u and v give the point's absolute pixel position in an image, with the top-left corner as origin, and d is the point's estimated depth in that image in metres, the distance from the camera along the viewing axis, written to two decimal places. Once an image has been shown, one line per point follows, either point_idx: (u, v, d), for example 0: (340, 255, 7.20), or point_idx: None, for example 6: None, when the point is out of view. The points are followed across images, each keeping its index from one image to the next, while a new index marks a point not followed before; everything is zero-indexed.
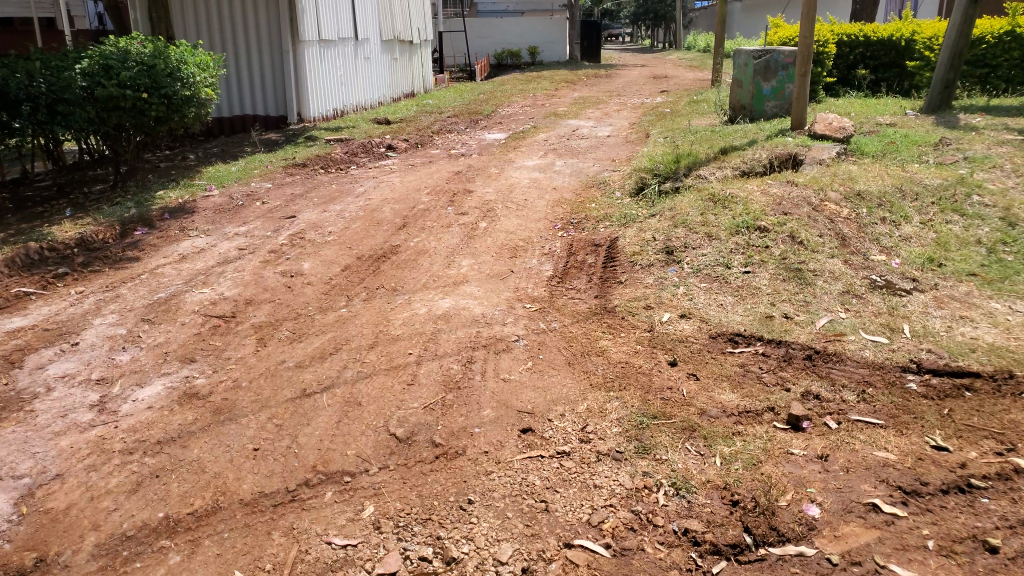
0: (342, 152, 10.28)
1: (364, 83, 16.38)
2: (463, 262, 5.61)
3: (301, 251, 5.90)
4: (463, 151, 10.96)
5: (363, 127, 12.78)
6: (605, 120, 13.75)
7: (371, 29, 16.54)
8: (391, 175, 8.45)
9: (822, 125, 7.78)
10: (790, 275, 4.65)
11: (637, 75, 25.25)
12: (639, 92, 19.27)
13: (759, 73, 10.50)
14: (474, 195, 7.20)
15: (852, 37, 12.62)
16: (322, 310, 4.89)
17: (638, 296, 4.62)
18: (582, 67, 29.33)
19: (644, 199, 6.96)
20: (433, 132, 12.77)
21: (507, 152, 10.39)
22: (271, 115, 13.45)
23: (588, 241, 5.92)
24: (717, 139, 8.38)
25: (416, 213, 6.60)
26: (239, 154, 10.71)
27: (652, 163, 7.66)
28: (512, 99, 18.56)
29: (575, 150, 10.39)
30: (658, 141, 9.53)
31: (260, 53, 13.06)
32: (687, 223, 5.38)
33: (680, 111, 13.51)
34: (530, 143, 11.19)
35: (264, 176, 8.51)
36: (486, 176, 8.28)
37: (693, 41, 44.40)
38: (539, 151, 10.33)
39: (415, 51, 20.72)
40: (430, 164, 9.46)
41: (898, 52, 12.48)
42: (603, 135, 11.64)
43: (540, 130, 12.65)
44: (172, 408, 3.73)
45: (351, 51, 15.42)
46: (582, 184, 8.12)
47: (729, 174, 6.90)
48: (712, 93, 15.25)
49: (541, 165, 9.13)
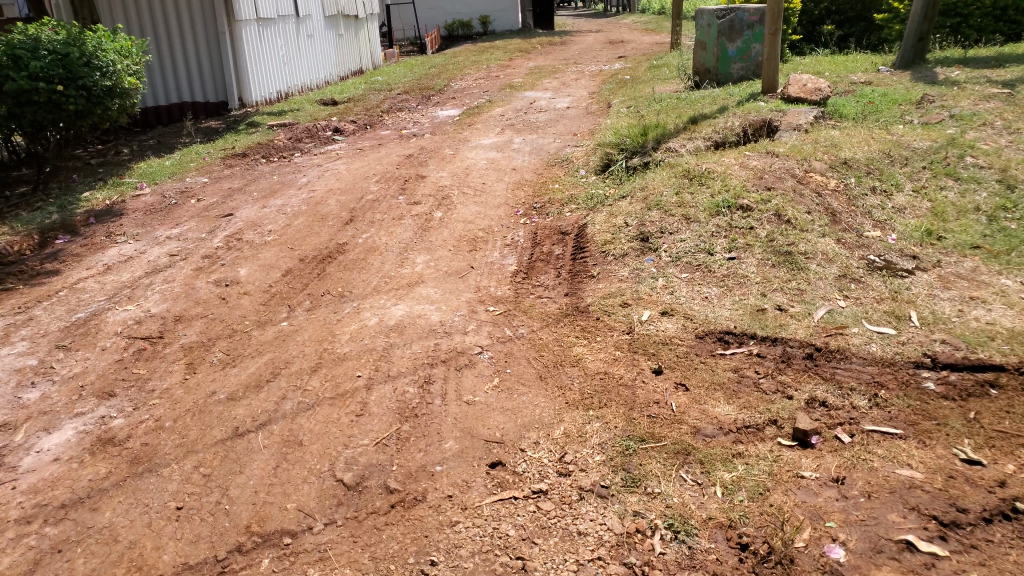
0: (286, 140, 9.59)
1: (309, 62, 15.57)
2: (418, 259, 5.07)
3: (238, 253, 5.20)
4: (416, 131, 10.34)
5: (308, 110, 12.04)
6: (563, 90, 13.18)
7: (312, 4, 15.71)
8: (339, 162, 7.81)
9: (796, 87, 7.44)
10: (781, 259, 4.22)
11: (593, 42, 24.69)
12: (596, 60, 18.76)
13: (723, 33, 10.07)
14: (428, 181, 6.62)
15: None
16: (261, 324, 4.19)
17: (613, 292, 4.14)
18: (536, 35, 28.61)
19: (612, 177, 6.49)
20: (384, 112, 12.08)
21: (463, 130, 9.77)
22: (210, 101, 12.66)
23: (553, 228, 5.40)
24: (685, 107, 7.88)
25: (365, 205, 6.01)
26: (177, 146, 9.91)
27: (618, 137, 7.12)
28: (466, 72, 17.89)
29: (535, 125, 9.78)
30: (622, 111, 8.97)
31: (194, 35, 12.21)
32: (662, 204, 4.89)
33: (641, 78, 12.99)
34: (486, 120, 10.55)
35: (200, 170, 7.73)
36: (441, 158, 7.68)
37: (646, 5, 43.78)
38: (497, 128, 9.71)
39: (361, 26, 19.86)
40: (380, 147, 8.83)
41: (864, 5, 12.19)
42: (562, 107, 11.08)
43: (496, 104, 12.04)
44: (80, 460, 2.93)
45: (292, 29, 14.59)
46: (544, 162, 7.57)
47: (699, 147, 6.44)
48: (672, 57, 14.77)
49: (500, 143, 8.56)
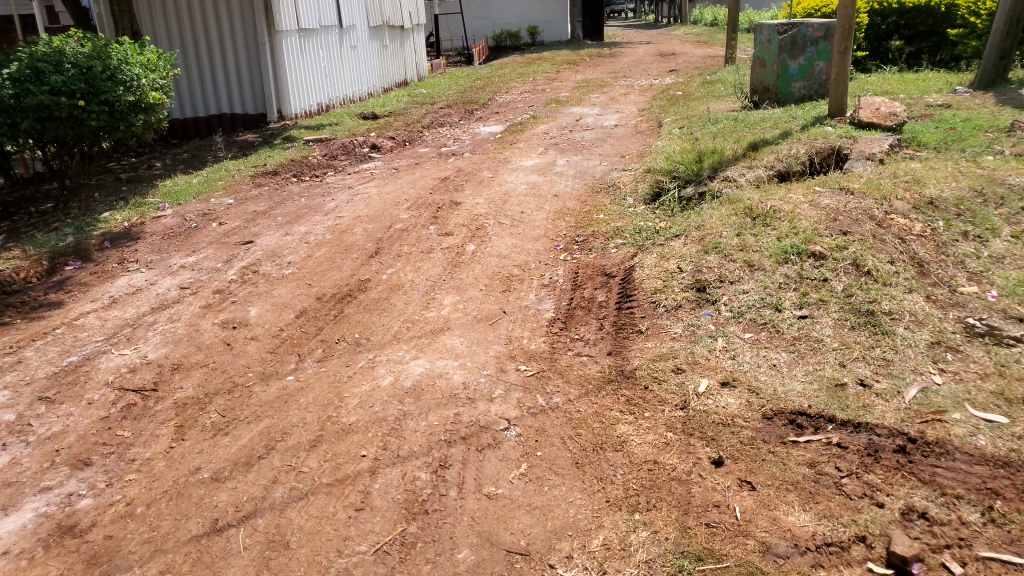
0: (322, 157, 9.28)
1: (351, 74, 15.34)
2: (445, 300, 4.60)
3: (249, 289, 4.84)
4: (456, 150, 9.92)
5: (348, 124, 11.73)
6: (610, 106, 12.65)
7: (357, 16, 15.50)
8: (371, 183, 7.42)
9: (869, 111, 6.78)
10: (863, 321, 3.59)
11: (641, 54, 24.12)
12: (646, 73, 18.19)
13: (784, 50, 9.36)
14: (462, 209, 6.17)
15: (884, 5, 11.51)
16: (264, 377, 3.78)
17: (664, 353, 3.59)
18: (585, 47, 28.13)
19: (664, 209, 5.96)
20: (423, 127, 11.73)
21: (504, 150, 9.30)
22: (249, 114, 12.46)
23: (597, 267, 4.87)
24: (741, 131, 7.29)
25: (392, 235, 5.57)
26: (211, 161, 9.67)
27: (672, 162, 6.56)
28: (511, 86, 17.50)
29: (581, 145, 9.27)
30: (674, 132, 8.42)
31: (235, 47, 12.04)
32: (720, 247, 4.32)
33: (692, 94, 12.38)
34: (528, 138, 10.09)
35: (226, 189, 7.44)
36: (478, 182, 7.21)
37: (699, 16, 42.88)
38: (540, 147, 9.25)
39: (406, 39, 19.65)
40: (416, 167, 8.42)
41: (935, 18, 11.35)
42: (609, 125, 10.55)
43: (540, 120, 11.58)
44: (31, 556, 2.55)
45: (335, 41, 14.39)
46: (588, 188, 7.06)
47: (760, 178, 5.86)
48: (725, 72, 14.11)
49: (541, 165, 8.05)
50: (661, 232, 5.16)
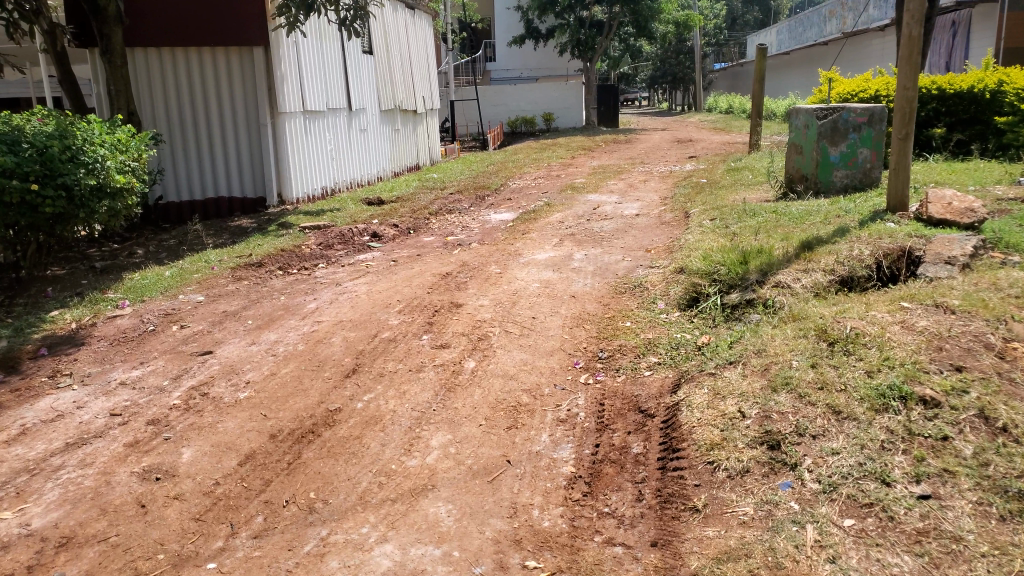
0: (316, 246, 8.46)
1: (359, 157, 14.83)
2: (435, 440, 3.58)
3: (191, 419, 3.79)
4: (463, 239, 9.07)
5: (350, 210, 11.01)
6: (630, 194, 11.88)
7: (366, 98, 15.21)
8: (363, 278, 6.54)
9: (938, 206, 5.83)
10: (1017, 508, 2.51)
11: (658, 141, 23.78)
12: (664, 159, 17.60)
13: (825, 136, 8.65)
14: (463, 313, 5.23)
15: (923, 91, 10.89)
16: (177, 564, 2.72)
17: (733, 549, 2.57)
18: (600, 133, 27.85)
19: (703, 320, 5.07)
20: (430, 214, 10.99)
21: (516, 240, 8.43)
22: (248, 197, 11.78)
23: (629, 395, 3.90)
24: (786, 225, 6.40)
25: (376, 346, 4.61)
26: (197, 247, 8.87)
27: (711, 258, 5.64)
28: (525, 170, 16.97)
29: (601, 236, 8.40)
30: (707, 225, 7.55)
31: (236, 127, 11.49)
32: (792, 384, 3.34)
33: (717, 182, 11.62)
34: (542, 227, 9.25)
35: (200, 285, 6.59)
36: (484, 279, 6.29)
37: (714, 103, 43.01)
38: (556, 238, 8.39)
39: (419, 122, 19.36)
40: (416, 259, 7.55)
41: (979, 105, 10.68)
42: (631, 214, 9.74)
43: (555, 208, 10.78)
44: None
45: (343, 124, 13.91)
46: (610, 288, 6.13)
47: (819, 285, 4.95)
48: (749, 160, 13.43)
49: (555, 259, 7.13)
50: (710, 353, 4.16)
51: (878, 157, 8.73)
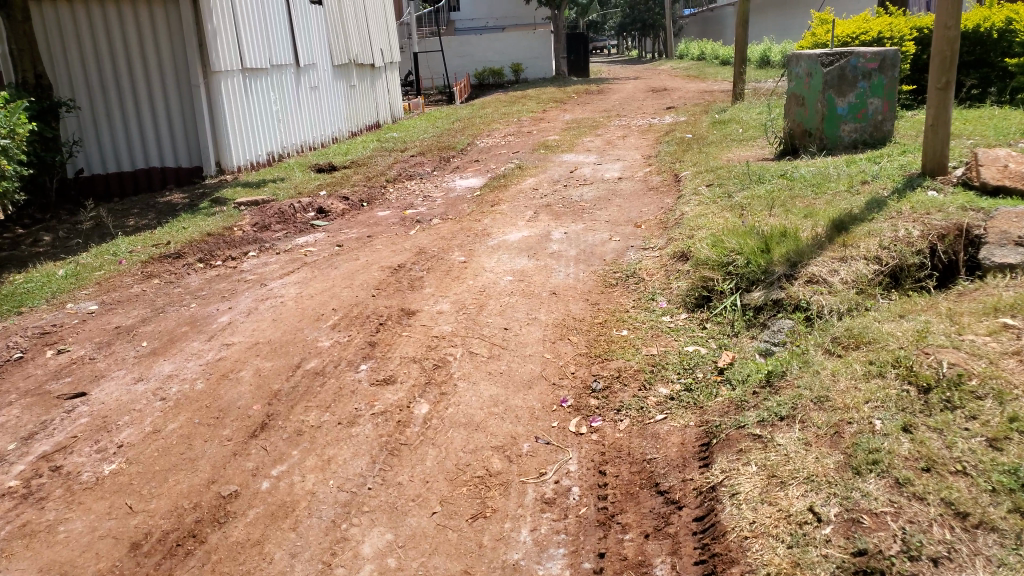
0: (250, 228, 7.22)
1: (309, 117, 13.47)
2: (367, 546, 2.52)
3: (26, 516, 2.82)
4: (424, 214, 7.87)
5: (295, 180, 9.69)
6: (610, 152, 10.70)
7: (316, 52, 13.77)
8: (297, 273, 5.36)
9: (993, 169, 4.74)
10: None
11: (633, 90, 22.48)
12: (643, 110, 16.33)
13: (832, 85, 7.45)
14: (415, 324, 4.11)
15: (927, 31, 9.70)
16: None
17: None
18: (571, 83, 26.42)
19: (719, 326, 4.02)
20: (386, 181, 9.73)
21: (483, 214, 7.25)
22: (183, 168, 10.42)
23: (641, 461, 2.87)
24: (805, 194, 5.32)
25: (297, 383, 3.52)
26: (112, 231, 7.57)
27: (723, 240, 4.55)
28: (493, 127, 15.65)
29: (583, 207, 7.26)
30: (707, 193, 6.45)
31: (165, 88, 10.06)
32: (884, 468, 2.23)
33: (706, 136, 10.50)
34: (514, 196, 8.08)
35: (99, 286, 5.38)
36: (443, 271, 5.14)
37: (687, 48, 41.51)
38: (531, 211, 7.23)
39: (377, 76, 17.92)
40: (365, 242, 6.36)
41: (985, 47, 9.53)
42: (613, 177, 8.63)
43: (527, 171, 9.58)
44: None
45: (288, 80, 12.50)
46: (598, 277, 5.02)
47: (862, 278, 3.91)
48: (737, 111, 12.29)
49: (530, 237, 5.98)
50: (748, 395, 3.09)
51: (891, 107, 7.54)
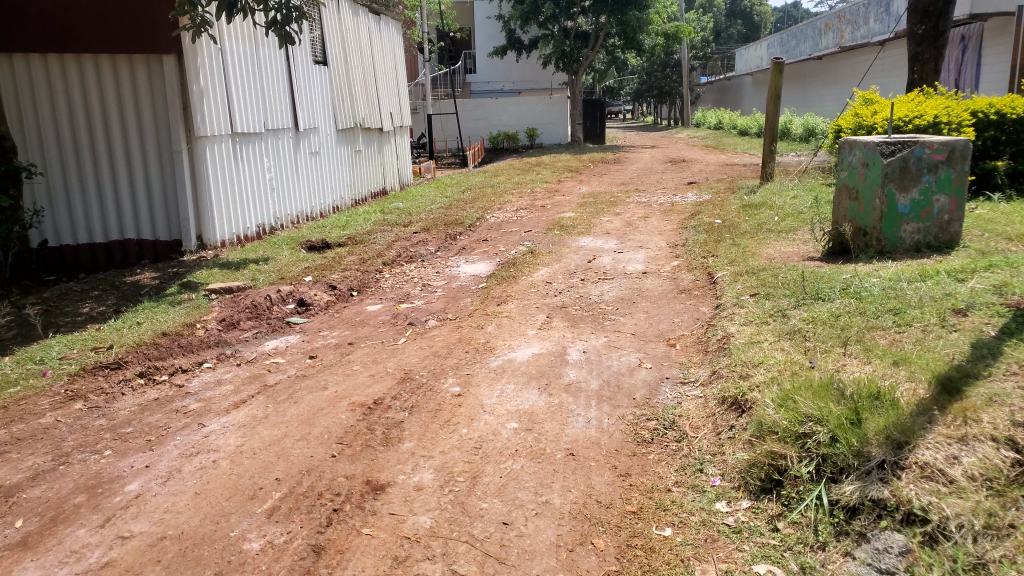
0: (214, 325, 6.27)
1: (307, 186, 12.69)
2: None
3: None
4: (419, 311, 6.87)
5: (282, 261, 8.77)
6: (630, 237, 9.75)
7: (316, 117, 13.19)
8: (250, 404, 4.33)
9: None
10: None
11: (651, 160, 21.75)
12: (663, 185, 15.48)
13: (895, 179, 6.29)
14: (380, 513, 3.08)
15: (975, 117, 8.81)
16: None
17: None
18: (586, 151, 25.81)
19: (795, 534, 2.86)
20: (382, 264, 8.81)
21: (487, 316, 6.24)
22: (161, 241, 9.51)
23: None
24: (883, 323, 4.27)
25: None
26: (63, 321, 6.63)
27: (792, 398, 3.40)
28: (504, 200, 14.81)
29: (602, 311, 6.24)
30: (753, 303, 5.41)
31: (145, 154, 9.23)
32: None
33: (737, 222, 9.56)
34: (523, 292, 7.06)
35: (7, 414, 4.41)
36: (430, 408, 4.04)
37: (703, 118, 41.16)
38: (542, 314, 6.21)
39: (383, 142, 17.32)
40: (344, 354, 5.34)
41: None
42: (636, 270, 7.64)
43: (540, 258, 8.62)
44: None
45: (283, 147, 11.74)
46: (628, 424, 3.91)
47: (996, 469, 2.71)
48: (769, 192, 11.38)
49: (541, 356, 4.94)
50: None
51: (960, 205, 6.45)
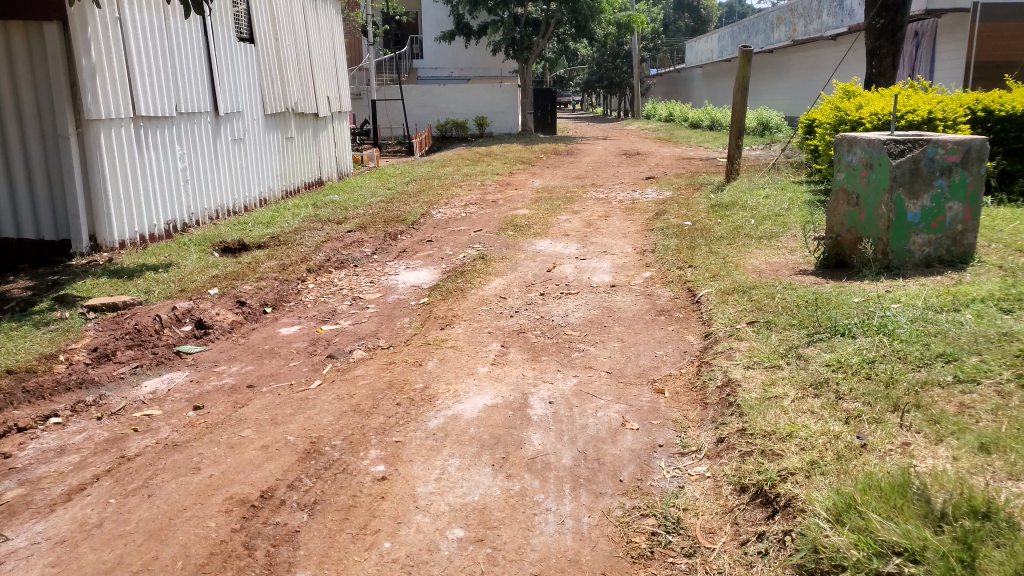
0: (82, 356, 5.10)
1: (227, 178, 11.34)
2: None
3: None
4: (346, 338, 5.70)
5: (185, 273, 7.51)
6: (591, 239, 8.71)
7: (241, 100, 11.83)
8: (89, 496, 3.15)
9: None
10: None
11: (605, 152, 20.79)
12: (621, 180, 14.53)
13: (904, 185, 5.32)
14: None
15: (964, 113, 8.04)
16: None
17: None
18: (538, 141, 24.73)
19: None
20: (306, 271, 7.66)
21: (428, 344, 5.10)
22: (46, 241, 8.15)
23: None
24: (931, 370, 3.31)
25: None
26: None
27: (857, 510, 2.37)
28: (450, 194, 13.62)
29: (568, 339, 5.18)
30: (753, 335, 4.41)
31: (26, 140, 7.87)
32: None
33: (708, 224, 8.64)
34: (472, 310, 5.93)
35: None
36: (340, 505, 3.00)
37: (654, 109, 40.53)
38: (496, 342, 5.11)
39: (318, 129, 15.94)
40: (241, 407, 4.14)
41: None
42: (602, 282, 6.62)
43: (491, 264, 7.50)
44: None
45: (199, 134, 10.38)
46: (614, 526, 2.87)
47: None
48: (738, 190, 10.50)
49: (495, 411, 3.85)
50: None
51: (973, 213, 5.52)
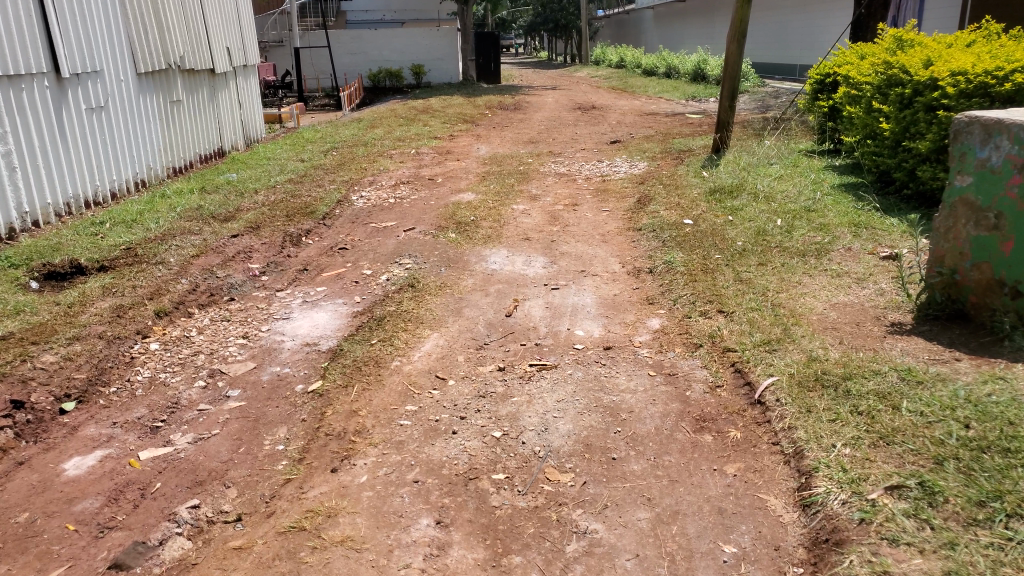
0: None
1: (85, 159, 8.66)
2: None
3: None
4: (174, 485, 3.18)
5: None
6: (561, 249, 6.48)
7: (99, 55, 9.02)
8: None
9: None
10: None
11: (558, 108, 18.33)
12: (583, 147, 12.20)
13: None
14: None
15: None
16: None
17: None
18: (482, 93, 22.09)
19: None
20: (154, 318, 5.08)
21: (301, 528, 2.81)
22: None
23: None
24: None
25: None
26: None
27: None
28: (380, 168, 11.15)
29: (552, 496, 2.90)
30: (922, 543, 2.30)
31: None
32: None
33: (715, 223, 6.48)
34: (387, 415, 3.57)
35: None
36: None
37: (601, 55, 37.99)
38: (425, 511, 2.84)
39: (215, 88, 13.09)
40: None
41: None
42: (592, 341, 4.44)
43: (425, 303, 5.21)
44: None
45: (31, 102, 7.64)
46: None
47: None
48: (740, 168, 8.37)
49: None
50: None
51: None
